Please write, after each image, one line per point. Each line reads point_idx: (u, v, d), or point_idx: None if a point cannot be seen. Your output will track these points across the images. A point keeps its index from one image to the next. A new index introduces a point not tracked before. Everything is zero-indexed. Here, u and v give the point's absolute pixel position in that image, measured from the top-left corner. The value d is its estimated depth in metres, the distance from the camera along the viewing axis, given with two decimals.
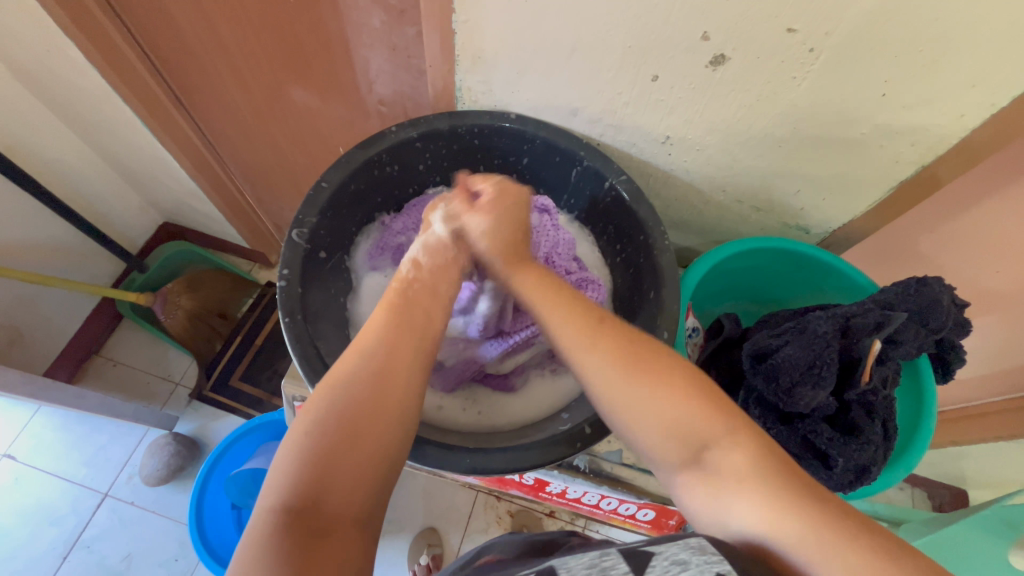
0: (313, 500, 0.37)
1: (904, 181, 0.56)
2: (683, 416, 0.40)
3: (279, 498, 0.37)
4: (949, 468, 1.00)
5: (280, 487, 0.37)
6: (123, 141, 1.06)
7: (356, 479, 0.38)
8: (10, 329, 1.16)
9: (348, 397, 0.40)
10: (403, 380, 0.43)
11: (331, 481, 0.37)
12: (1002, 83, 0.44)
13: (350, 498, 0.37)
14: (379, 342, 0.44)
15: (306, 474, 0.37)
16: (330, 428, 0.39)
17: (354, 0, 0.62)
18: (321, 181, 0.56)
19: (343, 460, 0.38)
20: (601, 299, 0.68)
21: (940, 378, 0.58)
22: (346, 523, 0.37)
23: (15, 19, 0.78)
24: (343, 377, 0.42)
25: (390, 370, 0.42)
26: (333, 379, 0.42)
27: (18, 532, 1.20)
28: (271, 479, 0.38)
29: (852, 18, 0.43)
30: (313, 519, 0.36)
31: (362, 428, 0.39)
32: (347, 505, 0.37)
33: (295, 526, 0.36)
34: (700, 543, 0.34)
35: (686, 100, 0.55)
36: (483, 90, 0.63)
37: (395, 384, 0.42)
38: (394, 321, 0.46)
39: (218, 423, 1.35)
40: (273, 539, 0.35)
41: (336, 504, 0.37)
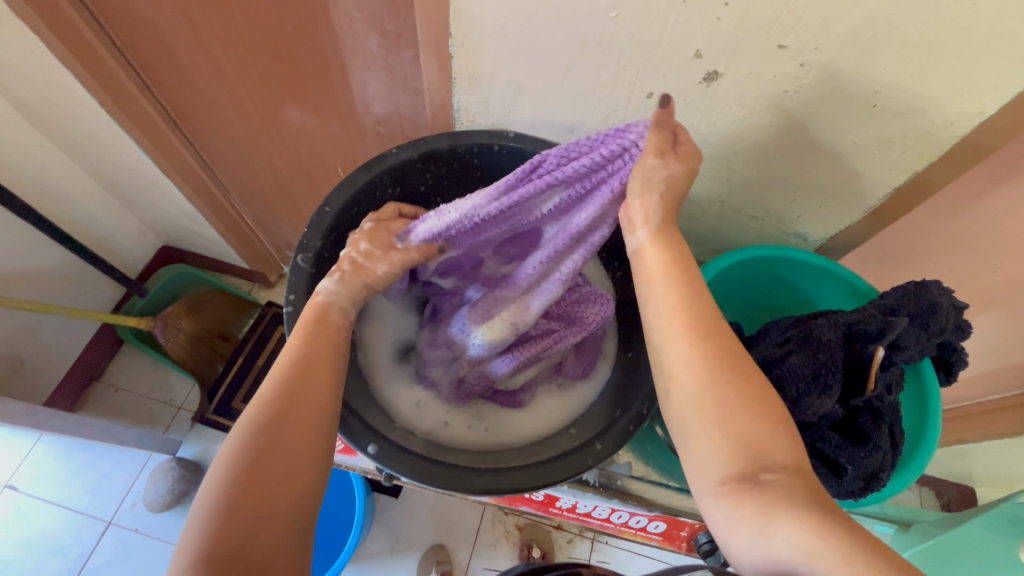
0: (241, 538, 0.38)
1: (898, 187, 0.57)
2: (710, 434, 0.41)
3: (203, 546, 0.37)
4: (955, 467, 1.00)
5: (203, 533, 0.38)
6: (121, 167, 1.07)
7: (282, 513, 0.40)
8: (12, 358, 1.16)
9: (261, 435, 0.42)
10: (314, 409, 0.45)
11: (257, 520, 0.39)
12: (991, 91, 0.45)
13: (278, 531, 0.39)
14: (287, 375, 0.46)
15: (229, 518, 0.38)
16: (244, 469, 0.40)
17: (350, 25, 0.64)
18: (323, 206, 0.57)
19: (265, 499, 0.40)
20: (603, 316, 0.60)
21: (945, 379, 0.58)
22: (277, 560, 0.38)
23: (15, 52, 0.79)
24: (251, 418, 0.43)
25: (298, 401, 0.45)
26: (247, 423, 0.43)
27: (21, 564, 1.19)
28: (189, 535, 0.38)
29: (840, 34, 0.44)
30: (242, 560, 0.37)
31: (280, 464, 0.41)
32: (275, 538, 0.39)
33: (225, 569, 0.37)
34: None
35: (681, 115, 0.56)
36: (480, 109, 0.64)
37: (308, 416, 0.44)
38: (299, 353, 0.48)
39: (221, 446, 1.35)
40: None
41: (266, 541, 0.39)
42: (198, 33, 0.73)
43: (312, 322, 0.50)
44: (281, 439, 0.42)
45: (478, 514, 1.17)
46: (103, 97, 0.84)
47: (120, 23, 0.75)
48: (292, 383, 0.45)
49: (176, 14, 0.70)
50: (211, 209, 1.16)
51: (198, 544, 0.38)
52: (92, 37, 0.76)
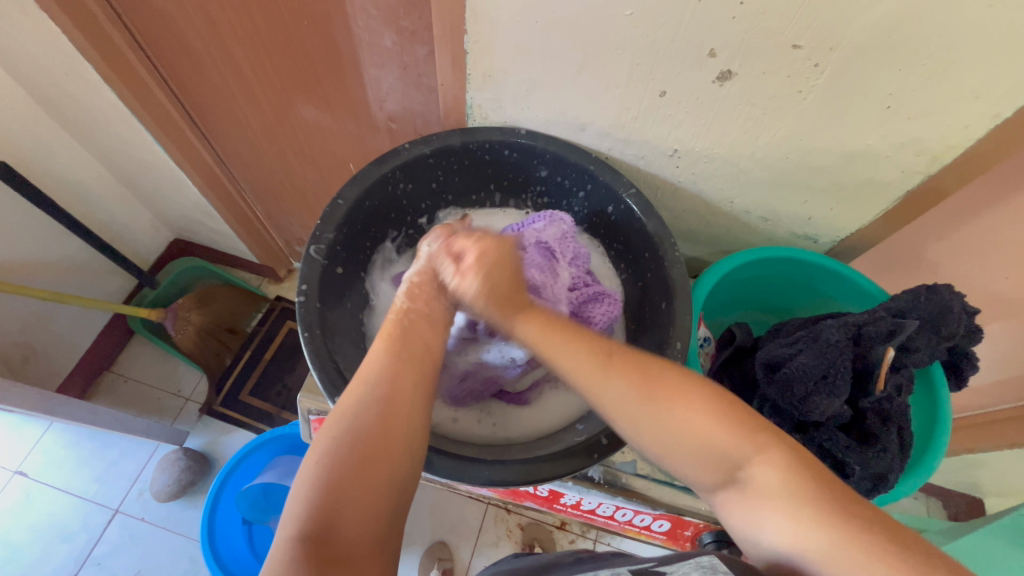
0: (325, 530, 0.38)
1: (911, 190, 0.57)
2: (721, 432, 0.42)
3: (297, 528, 0.37)
4: (963, 477, 0.99)
5: (296, 522, 0.38)
6: (136, 160, 1.08)
7: (371, 504, 0.39)
8: (25, 346, 1.17)
9: (354, 426, 0.42)
10: (408, 408, 0.44)
11: (345, 510, 0.38)
12: (1005, 94, 0.45)
13: (363, 525, 0.39)
14: (387, 375, 0.46)
15: (322, 504, 0.38)
16: (342, 457, 0.40)
17: (365, 22, 0.64)
18: (337, 199, 0.58)
19: (356, 489, 0.39)
20: (614, 315, 0.66)
21: (955, 384, 0.58)
22: (360, 554, 0.38)
23: (37, 44, 0.80)
24: (352, 408, 0.43)
25: (398, 398, 0.44)
26: (347, 413, 0.43)
27: (29, 549, 1.21)
28: (283, 522, 0.38)
29: (855, 34, 0.44)
30: (328, 547, 0.37)
31: (377, 457, 0.41)
32: (363, 532, 0.38)
33: (312, 554, 0.36)
34: (712, 561, 0.36)
35: (693, 115, 0.56)
36: (493, 107, 0.65)
37: (402, 414, 0.43)
38: (396, 353, 0.47)
39: (228, 438, 1.36)
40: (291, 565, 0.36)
41: (350, 533, 0.38)
42: (216, 29, 0.74)
43: (396, 326, 0.50)
44: (375, 433, 0.42)
45: (480, 513, 1.18)
46: (121, 90, 0.86)
47: (141, 17, 0.76)
48: (391, 378, 0.45)
49: (195, 10, 0.71)
50: (223, 203, 1.17)
51: (293, 527, 0.38)
52: (114, 31, 0.78)
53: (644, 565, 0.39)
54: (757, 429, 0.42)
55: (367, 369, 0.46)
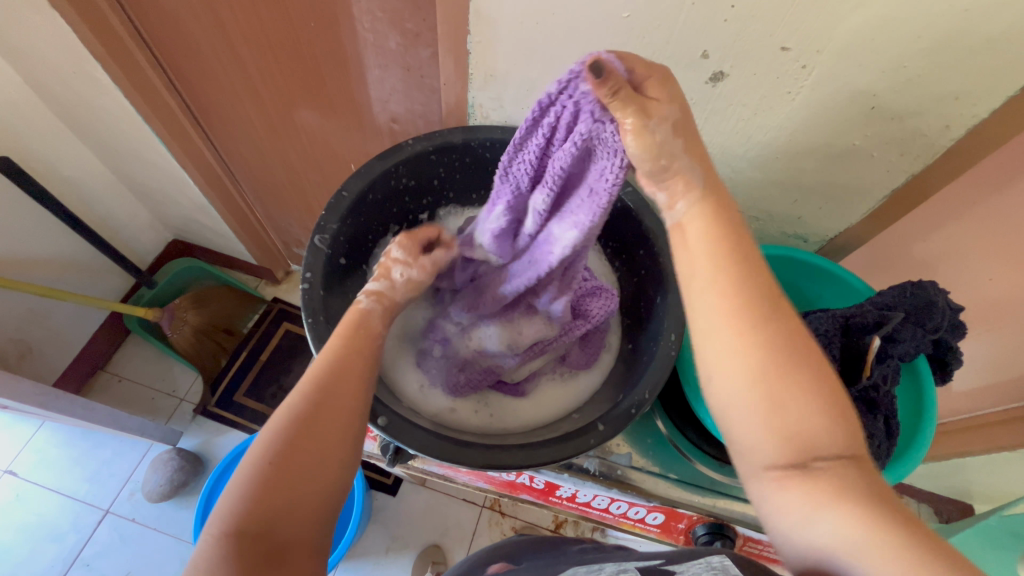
0: (263, 527, 0.38)
1: (895, 190, 0.59)
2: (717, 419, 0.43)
3: (230, 526, 0.38)
4: (953, 482, 1.00)
5: (232, 518, 0.38)
6: (138, 159, 1.10)
7: (310, 502, 0.41)
8: (21, 343, 1.17)
9: (300, 425, 0.42)
10: (351, 412, 0.45)
11: (284, 510, 0.39)
12: (982, 96, 0.48)
13: (300, 524, 0.40)
14: (337, 375, 0.46)
15: (258, 504, 0.39)
16: (286, 457, 0.41)
17: (371, 24, 0.66)
18: (341, 191, 0.59)
19: (296, 489, 0.40)
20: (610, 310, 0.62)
21: (940, 378, 0.60)
22: (297, 552, 0.39)
23: (47, 43, 0.82)
24: (297, 407, 0.43)
25: (341, 402, 0.45)
26: (289, 413, 0.43)
27: (17, 549, 1.19)
28: (218, 515, 0.39)
29: (841, 38, 0.46)
30: (265, 543, 0.38)
31: (318, 459, 0.42)
32: (299, 531, 0.40)
33: (247, 549, 0.37)
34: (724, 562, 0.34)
35: (687, 115, 0.58)
36: (494, 106, 0.67)
37: (344, 418, 0.44)
38: (347, 355, 0.48)
39: (222, 439, 1.35)
40: (227, 560, 0.37)
41: (288, 530, 0.39)
42: (224, 30, 0.76)
43: (349, 329, 0.50)
44: (319, 435, 0.43)
45: (475, 516, 1.18)
46: (128, 89, 0.87)
47: (150, 17, 0.78)
48: (336, 380, 0.46)
49: (203, 9, 0.73)
50: (224, 203, 1.18)
51: (226, 525, 0.38)
52: (122, 31, 0.79)
53: (651, 563, 0.38)
54: None
55: (313, 370, 0.46)
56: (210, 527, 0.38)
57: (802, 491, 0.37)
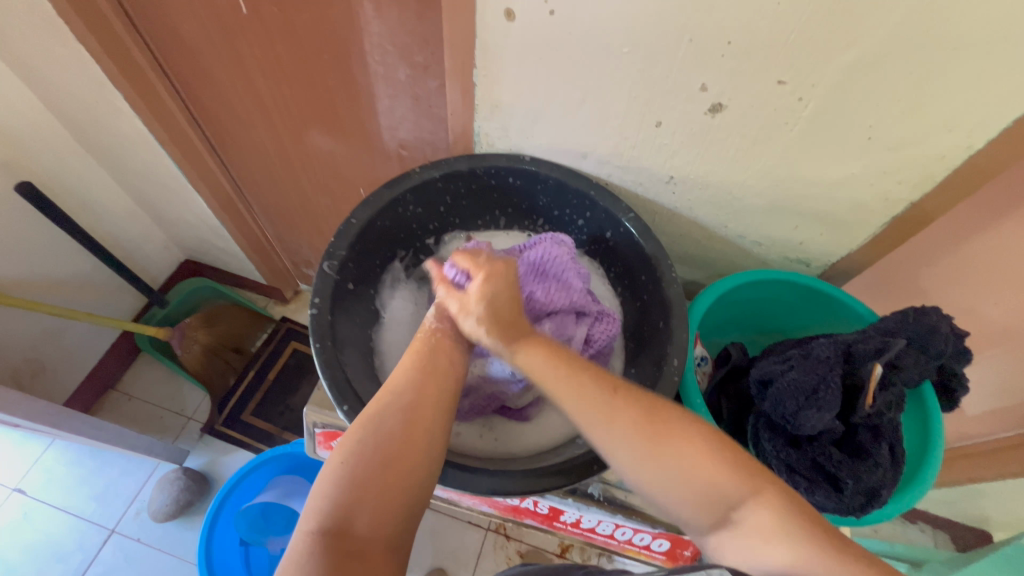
0: (346, 523, 0.40)
1: (895, 217, 0.59)
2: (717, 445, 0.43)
3: (318, 521, 0.40)
4: (968, 509, 0.98)
5: (320, 514, 0.40)
6: (154, 183, 1.13)
7: (389, 504, 0.41)
8: (35, 362, 1.19)
9: (381, 429, 0.44)
10: (433, 414, 0.46)
11: (367, 506, 0.41)
12: (977, 126, 0.48)
13: (381, 521, 0.41)
14: (412, 384, 0.48)
15: (345, 500, 0.41)
16: (367, 457, 0.42)
17: (381, 57, 0.69)
18: (350, 218, 0.60)
19: (375, 492, 0.41)
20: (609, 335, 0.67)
21: (947, 406, 0.59)
22: (377, 549, 0.40)
23: (72, 74, 0.86)
24: (377, 413, 0.45)
25: (424, 405, 0.46)
26: (378, 416, 0.45)
27: (23, 569, 1.19)
28: (310, 508, 0.41)
29: (834, 72, 0.48)
30: (347, 538, 0.39)
31: (401, 458, 0.43)
32: (379, 530, 0.40)
33: (331, 544, 0.39)
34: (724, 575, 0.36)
35: (688, 144, 0.60)
36: (499, 135, 0.69)
37: (426, 418, 0.46)
38: (425, 367, 0.50)
39: (228, 458, 1.36)
40: (316, 552, 0.38)
41: (368, 530, 0.40)
42: (240, 62, 0.79)
43: (422, 343, 0.52)
44: (400, 434, 0.44)
45: (479, 539, 1.16)
46: (148, 117, 0.91)
47: (172, 51, 0.81)
48: (417, 388, 0.47)
49: (221, 41, 0.76)
50: (236, 225, 1.21)
51: (316, 520, 0.40)
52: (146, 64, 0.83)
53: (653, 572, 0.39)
54: (750, 444, 0.44)
55: (399, 376, 0.49)
56: (303, 522, 0.40)
57: None
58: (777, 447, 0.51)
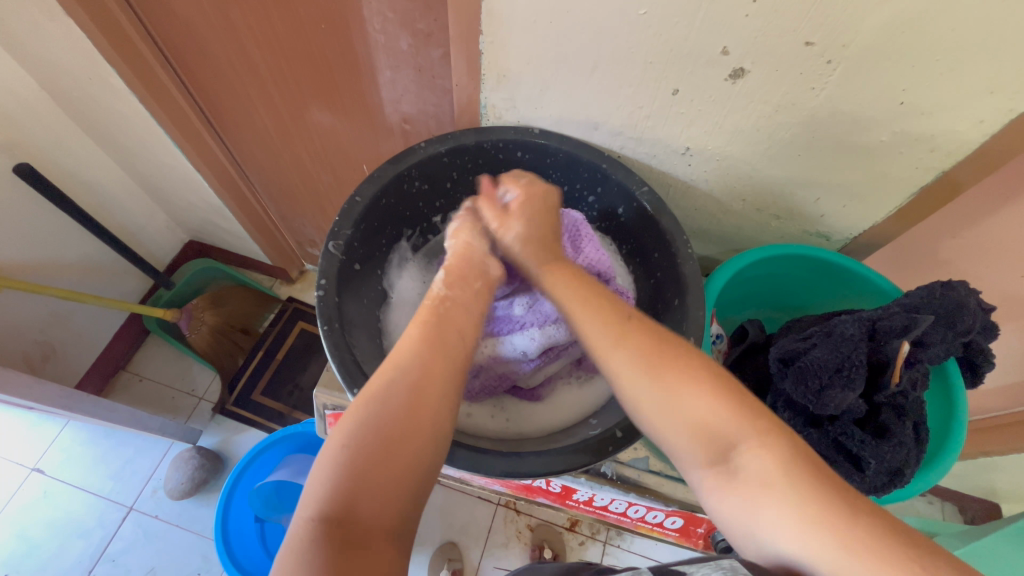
0: (348, 510, 0.39)
1: (923, 188, 0.57)
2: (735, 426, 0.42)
3: (318, 510, 0.39)
4: (980, 482, 0.98)
5: (320, 502, 0.39)
6: (154, 163, 1.11)
7: (391, 491, 0.40)
8: (45, 345, 1.20)
9: (381, 412, 0.43)
10: (435, 397, 0.44)
11: (367, 494, 0.40)
12: (1020, 89, 0.45)
13: (382, 509, 0.40)
14: (414, 363, 0.46)
15: (344, 487, 0.40)
16: (368, 442, 0.41)
17: (382, 25, 0.66)
18: (354, 197, 0.58)
19: (376, 477, 0.40)
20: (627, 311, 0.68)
21: (970, 382, 0.58)
22: (380, 538, 0.39)
23: (62, 50, 0.83)
24: (377, 394, 0.44)
25: (425, 387, 0.45)
26: (376, 398, 0.44)
27: (46, 545, 1.23)
28: (310, 496, 0.40)
29: (868, 31, 0.44)
30: (349, 527, 0.38)
31: (401, 443, 0.42)
32: (382, 517, 0.40)
33: (333, 534, 0.38)
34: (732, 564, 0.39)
35: (706, 112, 0.57)
36: (507, 107, 0.66)
37: (429, 401, 0.44)
38: (426, 343, 0.48)
39: (240, 437, 1.37)
40: (318, 542, 0.37)
41: (371, 517, 0.39)
42: (235, 34, 0.76)
43: (423, 319, 0.50)
44: (400, 418, 0.43)
45: (490, 513, 1.18)
46: (143, 95, 0.88)
47: (164, 23, 0.78)
48: (418, 369, 0.46)
49: (213, 12, 0.73)
50: (238, 204, 1.19)
51: (315, 509, 0.39)
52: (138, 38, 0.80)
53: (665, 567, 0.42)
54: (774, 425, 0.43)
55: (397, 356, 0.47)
56: (303, 509, 0.39)
57: None
58: (798, 425, 0.50)
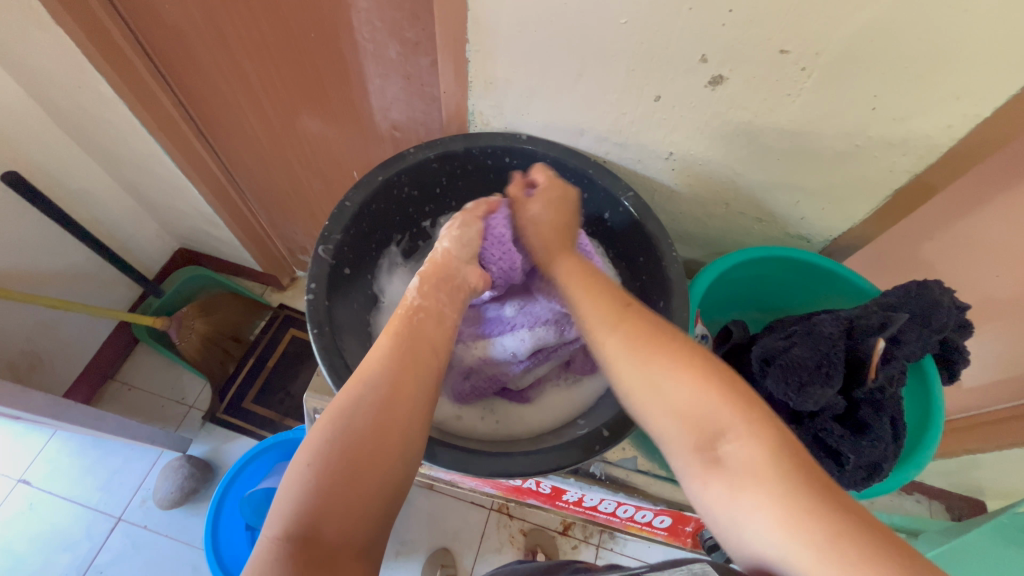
0: (314, 529, 0.39)
1: (899, 190, 0.58)
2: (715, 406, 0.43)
3: (286, 529, 0.39)
4: (965, 479, 1.00)
5: (286, 521, 0.39)
6: (144, 170, 1.11)
7: (359, 507, 0.41)
8: (32, 354, 1.19)
9: (350, 429, 0.43)
10: (405, 411, 0.46)
11: (334, 511, 0.40)
12: (984, 95, 0.47)
13: (350, 526, 0.40)
14: (385, 378, 0.47)
15: (311, 505, 0.40)
16: (336, 457, 0.42)
17: (370, 34, 0.67)
18: (344, 202, 0.59)
19: (344, 494, 0.41)
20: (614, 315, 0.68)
21: (947, 379, 0.60)
22: (346, 556, 0.39)
23: (52, 59, 0.83)
24: (347, 410, 0.45)
25: (395, 402, 0.46)
26: (344, 417, 0.44)
27: (32, 558, 1.21)
28: (276, 514, 0.40)
29: (838, 40, 0.46)
30: (315, 546, 0.38)
31: (370, 459, 0.42)
32: (348, 534, 0.40)
33: (298, 552, 0.38)
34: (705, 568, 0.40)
35: (687, 118, 0.58)
36: (494, 113, 0.67)
37: (398, 417, 0.45)
38: (397, 358, 0.49)
39: (231, 445, 1.36)
40: (283, 561, 0.37)
41: (338, 535, 0.39)
42: (225, 43, 0.77)
43: (394, 332, 0.52)
44: (369, 434, 0.43)
45: (483, 519, 1.18)
46: (132, 103, 0.89)
47: (153, 32, 0.79)
48: (388, 385, 0.47)
49: (203, 21, 0.73)
50: (228, 211, 1.19)
51: (281, 530, 0.39)
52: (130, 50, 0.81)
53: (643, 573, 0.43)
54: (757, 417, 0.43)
55: (367, 371, 0.48)
56: (268, 529, 0.39)
57: (807, 504, 0.37)
58: None
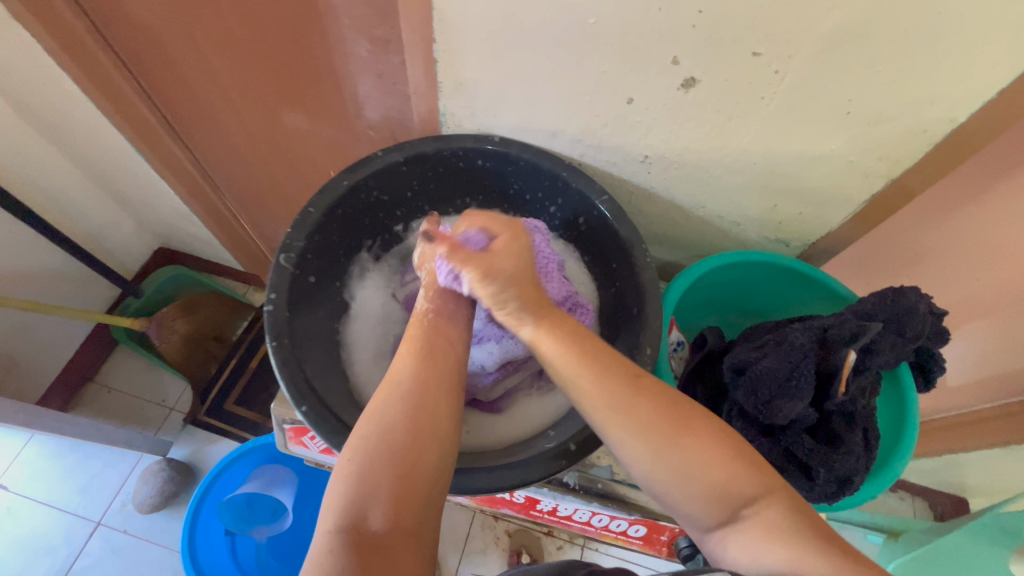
0: (380, 487, 0.39)
1: (876, 195, 0.57)
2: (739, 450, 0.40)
3: (363, 467, 0.40)
4: (947, 479, 1.00)
5: (350, 483, 0.40)
6: (116, 168, 1.08)
7: (420, 465, 0.41)
8: (6, 357, 1.16)
9: (402, 393, 0.44)
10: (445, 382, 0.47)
11: (398, 469, 0.40)
12: (959, 100, 0.46)
13: (412, 483, 0.40)
14: (418, 354, 0.48)
15: (374, 464, 0.40)
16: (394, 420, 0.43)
17: (338, 32, 0.65)
18: (308, 208, 0.57)
19: (407, 451, 0.41)
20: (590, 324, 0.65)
21: (924, 386, 0.58)
22: (412, 511, 0.39)
23: (13, 54, 0.80)
24: (395, 379, 0.46)
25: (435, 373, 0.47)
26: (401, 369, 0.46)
27: (10, 563, 1.19)
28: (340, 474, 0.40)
29: (811, 43, 0.44)
30: (381, 501, 0.39)
31: (426, 407, 0.44)
32: (413, 490, 0.40)
33: (366, 508, 0.38)
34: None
35: (661, 121, 0.57)
36: (466, 115, 0.65)
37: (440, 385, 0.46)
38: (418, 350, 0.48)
39: (213, 447, 1.35)
40: (354, 519, 0.38)
41: (402, 492, 0.40)
42: (196, 41, 0.74)
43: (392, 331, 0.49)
44: (418, 389, 0.45)
45: (468, 520, 1.17)
46: (100, 100, 0.86)
47: (123, 32, 0.76)
48: (428, 359, 0.48)
49: (171, 17, 0.71)
50: (205, 210, 1.17)
51: (357, 473, 0.40)
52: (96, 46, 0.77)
53: None
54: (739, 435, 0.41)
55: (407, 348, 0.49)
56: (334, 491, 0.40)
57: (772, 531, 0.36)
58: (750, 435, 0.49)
